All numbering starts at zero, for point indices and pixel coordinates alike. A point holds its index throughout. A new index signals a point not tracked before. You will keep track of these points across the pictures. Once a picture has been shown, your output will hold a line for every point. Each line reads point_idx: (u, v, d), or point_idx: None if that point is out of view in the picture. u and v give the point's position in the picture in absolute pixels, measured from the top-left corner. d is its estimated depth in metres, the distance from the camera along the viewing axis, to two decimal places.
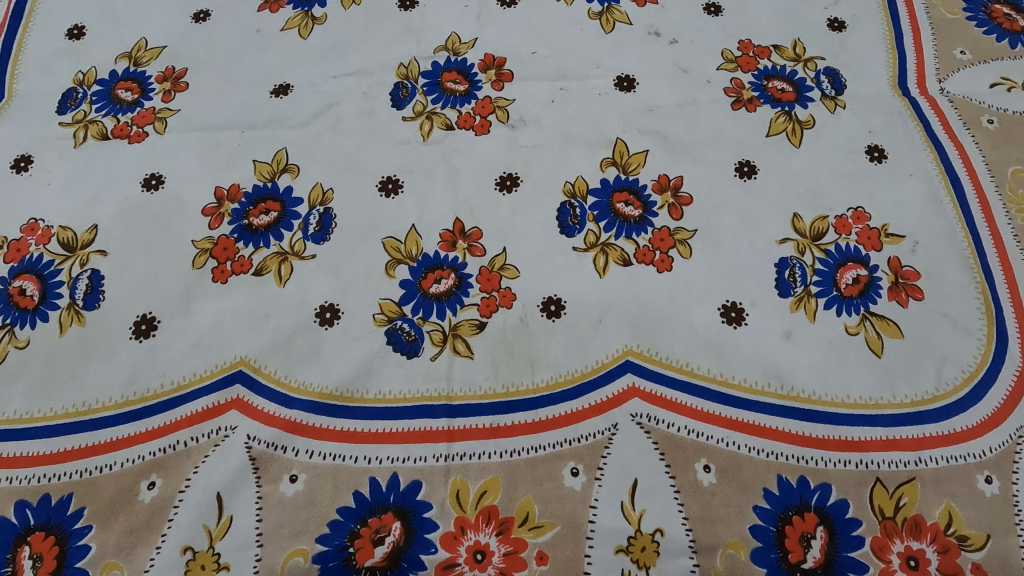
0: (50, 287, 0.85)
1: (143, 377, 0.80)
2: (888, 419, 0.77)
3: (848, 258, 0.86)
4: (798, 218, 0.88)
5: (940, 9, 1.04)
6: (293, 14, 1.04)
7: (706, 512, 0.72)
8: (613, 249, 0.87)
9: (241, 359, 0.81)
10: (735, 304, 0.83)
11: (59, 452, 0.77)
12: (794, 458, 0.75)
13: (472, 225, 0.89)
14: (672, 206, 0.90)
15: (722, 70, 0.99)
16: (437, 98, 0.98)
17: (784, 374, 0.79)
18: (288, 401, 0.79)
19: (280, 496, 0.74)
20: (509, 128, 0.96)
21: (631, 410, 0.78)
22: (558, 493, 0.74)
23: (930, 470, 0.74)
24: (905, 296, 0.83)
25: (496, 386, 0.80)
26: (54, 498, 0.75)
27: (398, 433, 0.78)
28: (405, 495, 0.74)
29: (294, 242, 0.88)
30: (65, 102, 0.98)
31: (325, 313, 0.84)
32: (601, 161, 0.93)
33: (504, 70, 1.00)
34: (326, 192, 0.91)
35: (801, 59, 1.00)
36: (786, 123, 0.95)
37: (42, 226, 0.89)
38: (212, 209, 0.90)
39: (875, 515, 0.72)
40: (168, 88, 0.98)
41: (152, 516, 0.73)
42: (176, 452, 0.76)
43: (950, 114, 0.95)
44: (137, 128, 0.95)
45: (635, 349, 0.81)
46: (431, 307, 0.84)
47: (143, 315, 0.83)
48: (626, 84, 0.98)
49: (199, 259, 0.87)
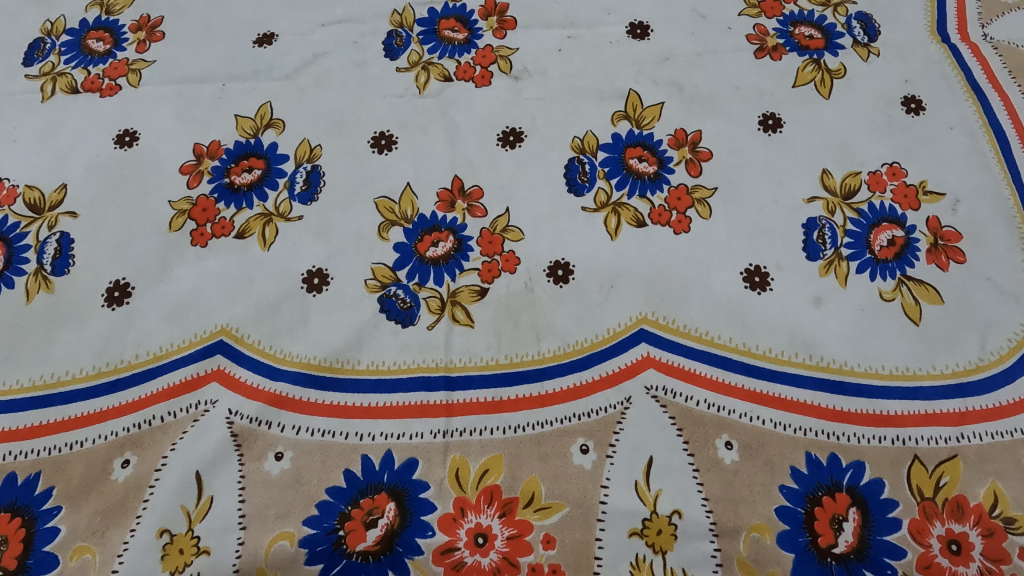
0: (16, 252, 0.79)
1: (116, 348, 0.74)
2: (927, 391, 0.70)
3: (882, 218, 0.79)
4: (828, 174, 0.81)
5: None
6: None
7: (727, 492, 0.66)
8: (626, 209, 0.80)
9: (222, 328, 0.75)
10: (759, 268, 0.76)
11: (26, 428, 0.71)
12: (824, 434, 0.69)
13: (472, 184, 0.82)
14: (690, 162, 0.82)
15: (744, 15, 0.91)
16: (434, 47, 0.90)
17: (813, 344, 0.73)
18: (273, 373, 0.73)
19: (264, 475, 0.68)
20: (512, 79, 0.88)
21: (645, 383, 0.72)
22: (567, 472, 0.68)
23: (973, 447, 0.68)
24: (945, 259, 0.76)
25: (497, 357, 0.73)
26: (21, 477, 0.69)
27: (393, 408, 0.72)
28: (400, 474, 0.68)
29: (279, 202, 0.81)
30: (32, 53, 0.90)
31: (313, 279, 0.77)
32: (613, 114, 0.86)
33: (507, 17, 0.92)
34: (314, 148, 0.84)
35: (831, 4, 0.91)
36: (814, 72, 0.87)
37: (7, 186, 0.82)
38: (190, 167, 0.83)
39: (913, 496, 0.66)
40: (142, 38, 0.91)
41: (126, 496, 0.67)
42: (152, 428, 0.70)
43: (994, 61, 0.87)
44: (109, 80, 0.88)
45: (649, 317, 0.75)
46: (427, 272, 0.77)
47: (116, 281, 0.77)
48: (640, 31, 0.90)
49: (176, 221, 0.80)
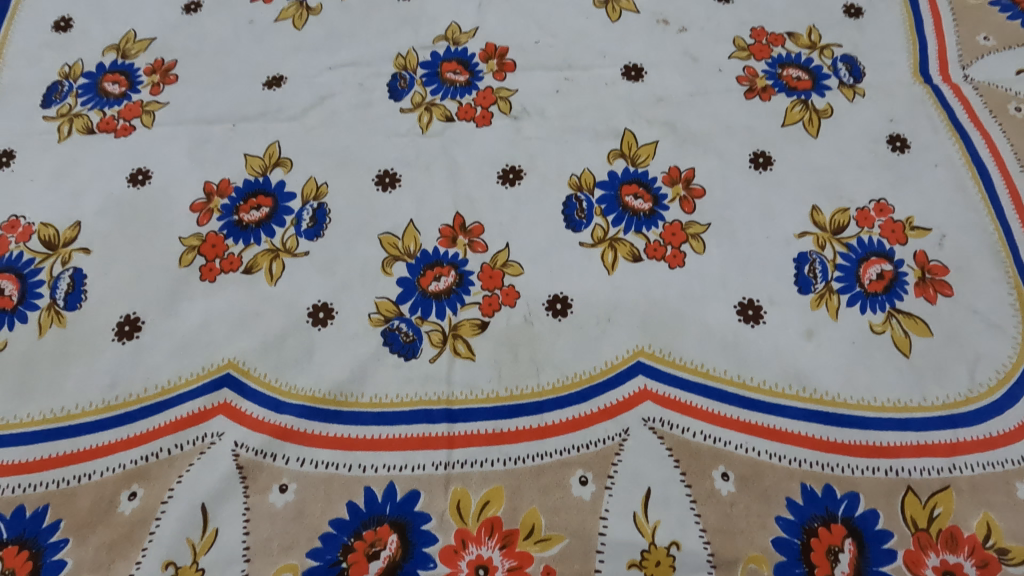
0: (30, 287, 0.81)
1: (125, 381, 0.76)
2: (919, 422, 0.72)
3: (871, 252, 0.81)
4: (817, 210, 0.84)
5: None
6: (287, 5, 1.01)
7: (724, 523, 0.67)
8: (622, 244, 0.82)
9: (229, 361, 0.77)
10: (752, 301, 0.78)
11: (35, 461, 0.72)
12: (819, 465, 0.70)
13: (473, 220, 0.85)
14: (683, 199, 0.85)
15: (734, 58, 0.95)
16: (437, 89, 0.94)
17: (806, 376, 0.74)
18: (278, 406, 0.75)
19: (269, 507, 0.69)
20: (511, 119, 0.91)
21: (643, 414, 0.73)
22: (566, 504, 0.69)
23: (966, 477, 0.69)
24: (933, 292, 0.78)
25: (498, 390, 0.75)
26: (29, 510, 0.70)
27: (395, 440, 0.73)
28: (402, 506, 0.69)
29: (285, 238, 0.84)
30: (50, 96, 0.94)
31: (318, 313, 0.79)
32: (608, 153, 0.89)
33: (506, 59, 0.96)
34: (320, 186, 0.87)
35: (817, 47, 0.96)
36: (802, 112, 0.90)
37: (23, 223, 0.85)
38: (200, 205, 0.86)
39: (908, 526, 0.67)
40: (157, 81, 0.95)
41: (132, 528, 0.69)
42: (159, 461, 0.72)
43: (975, 102, 0.90)
44: (124, 121, 0.92)
45: (646, 349, 0.76)
46: (430, 306, 0.80)
47: (127, 316, 0.79)
48: (634, 73, 0.94)
49: (187, 257, 0.83)
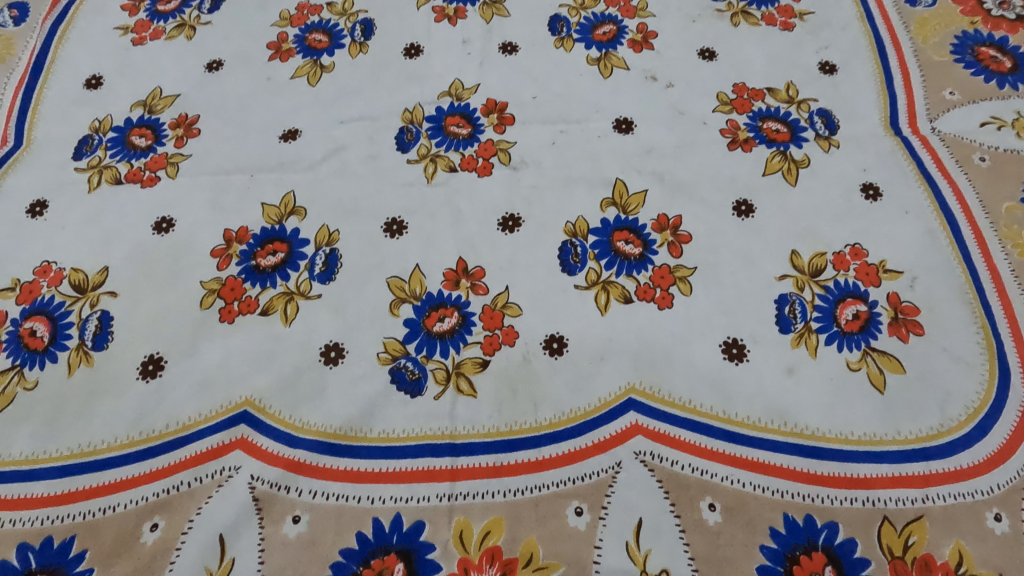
0: (60, 328, 0.86)
1: (149, 418, 0.81)
2: (893, 455, 0.77)
3: (847, 294, 0.87)
4: (797, 254, 0.90)
5: (929, 52, 1.08)
6: (303, 63, 1.09)
7: (711, 552, 0.72)
8: (615, 286, 0.88)
9: (246, 399, 0.82)
10: (736, 341, 0.84)
11: (63, 494, 0.77)
12: (800, 495, 0.74)
13: (475, 264, 0.90)
14: (671, 244, 0.91)
15: (717, 112, 1.02)
16: (441, 141, 1.01)
17: (787, 411, 0.79)
18: (292, 441, 0.80)
19: (283, 537, 0.74)
20: (510, 170, 0.98)
21: (634, 448, 0.78)
22: (563, 533, 0.73)
23: (938, 507, 0.73)
24: (905, 331, 0.84)
25: (499, 425, 0.80)
26: (56, 540, 0.74)
27: (402, 473, 0.77)
28: (408, 536, 0.74)
29: (300, 282, 0.89)
30: (81, 148, 1.01)
31: (330, 352, 0.85)
32: (601, 200, 0.95)
33: (506, 114, 1.03)
34: (332, 233, 0.93)
35: (794, 101, 1.03)
36: (781, 162, 0.97)
37: (55, 268, 0.91)
38: (220, 250, 0.92)
39: (884, 554, 0.71)
40: (180, 134, 1.02)
41: (154, 558, 0.73)
42: (179, 493, 0.76)
43: (942, 152, 0.97)
44: (150, 172, 0.98)
45: (637, 387, 0.81)
46: (435, 345, 0.85)
47: (151, 355, 0.84)
48: (625, 126, 1.01)
49: (207, 300, 0.88)
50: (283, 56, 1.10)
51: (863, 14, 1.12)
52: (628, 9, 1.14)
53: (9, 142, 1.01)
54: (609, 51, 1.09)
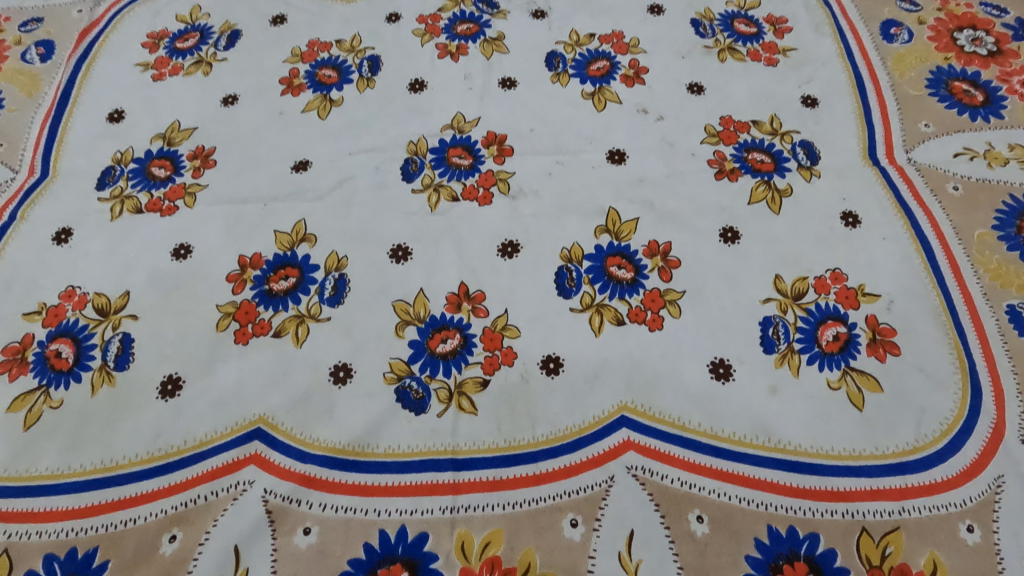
0: (84, 350, 0.91)
1: (168, 435, 0.85)
2: (871, 469, 0.81)
3: (828, 316, 0.92)
4: (780, 279, 0.95)
5: (905, 86, 1.14)
6: (313, 98, 1.15)
7: (699, 561, 0.76)
8: (608, 309, 0.93)
9: (260, 417, 0.87)
10: (723, 361, 0.89)
11: (86, 507, 0.81)
12: (783, 508, 0.79)
13: (476, 288, 0.96)
14: (662, 269, 0.97)
15: (705, 143, 1.08)
16: (444, 172, 1.07)
17: (771, 428, 0.84)
18: (303, 456, 0.84)
19: (294, 548, 0.78)
20: (509, 199, 1.04)
21: (626, 463, 0.82)
22: (559, 544, 0.77)
23: (914, 519, 0.78)
24: (883, 352, 0.89)
25: (498, 441, 0.84)
26: (80, 551, 0.78)
27: (406, 487, 0.82)
28: (413, 546, 0.78)
29: (310, 305, 0.95)
30: (104, 179, 1.07)
31: (339, 372, 0.90)
32: (595, 228, 1.01)
33: (505, 145, 1.09)
34: (341, 259, 0.99)
35: (778, 133, 1.09)
36: (766, 192, 1.03)
37: (79, 293, 0.96)
38: (235, 276, 0.97)
39: (863, 563, 0.75)
40: (198, 165, 1.08)
41: (173, 568, 0.77)
42: (196, 506, 0.81)
43: (917, 182, 1.03)
44: (169, 202, 1.04)
45: (629, 405, 0.86)
46: (438, 365, 0.90)
47: (170, 375, 0.89)
48: (617, 157, 1.07)
49: (223, 322, 0.94)
50: (294, 91, 1.16)
51: (843, 50, 1.19)
52: (621, 46, 1.20)
53: (36, 173, 1.07)
54: (603, 85, 1.15)
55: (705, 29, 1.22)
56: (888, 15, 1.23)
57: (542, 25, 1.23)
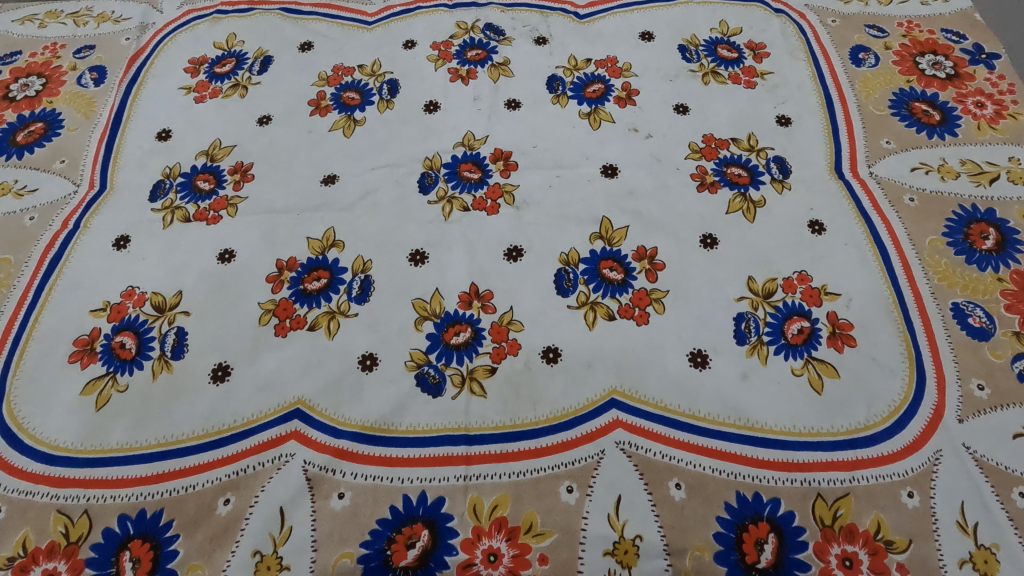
0: (144, 341, 1.05)
1: (220, 414, 0.99)
2: (828, 444, 0.94)
3: (793, 312, 1.05)
4: (753, 279, 1.08)
5: (871, 107, 1.26)
6: (339, 118, 1.29)
7: (677, 521, 0.89)
8: (600, 306, 1.06)
9: (298, 399, 1.00)
10: (700, 351, 1.02)
11: (152, 475, 0.94)
12: (750, 477, 0.92)
13: (485, 288, 1.09)
14: (649, 271, 1.10)
15: (689, 159, 1.21)
16: (456, 185, 1.20)
17: (741, 409, 0.97)
18: (336, 433, 0.97)
19: (330, 509, 0.91)
20: (514, 209, 1.17)
21: (616, 438, 0.95)
22: (556, 506, 0.90)
23: (862, 486, 0.90)
24: (841, 343, 1.01)
25: (505, 419, 0.97)
26: (148, 512, 0.92)
27: (426, 458, 0.95)
28: (432, 508, 0.91)
29: (340, 303, 1.08)
30: (156, 192, 1.21)
31: (366, 360, 1.03)
32: (590, 235, 1.14)
33: (511, 161, 1.22)
34: (366, 262, 1.12)
35: (754, 149, 1.22)
36: (742, 202, 1.16)
37: (138, 291, 1.10)
38: (274, 277, 1.11)
39: (817, 523, 0.88)
40: (238, 179, 1.22)
41: (228, 526, 0.90)
42: (246, 475, 0.94)
43: (878, 193, 1.15)
44: (214, 212, 1.18)
45: (619, 389, 0.99)
46: (452, 355, 1.03)
47: (219, 363, 1.03)
48: (610, 171, 1.20)
49: (264, 318, 1.07)
50: (322, 111, 1.30)
51: (815, 74, 1.31)
52: (615, 70, 1.33)
53: (95, 186, 1.21)
54: (598, 106, 1.28)
55: (690, 54, 1.35)
56: (857, 41, 1.36)
57: (544, 51, 1.37)
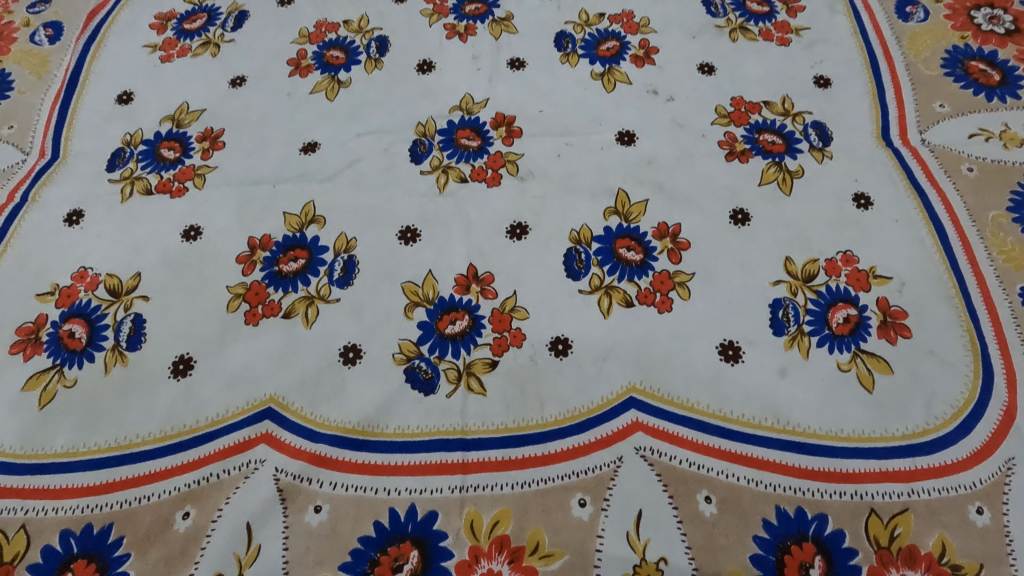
0: (97, 330, 0.92)
1: (180, 414, 0.86)
2: (881, 451, 0.81)
3: (838, 298, 0.91)
4: (790, 261, 0.94)
5: (920, 66, 1.12)
6: (321, 79, 1.15)
7: (707, 541, 0.76)
8: (617, 291, 0.93)
9: (270, 397, 0.87)
10: (732, 342, 0.88)
11: (101, 484, 0.82)
12: (792, 489, 0.79)
13: (484, 270, 0.96)
14: (671, 251, 0.96)
15: (715, 124, 1.07)
16: (452, 153, 1.06)
17: (780, 410, 0.84)
18: (314, 436, 0.85)
19: (305, 525, 0.79)
20: (518, 180, 1.03)
21: (635, 444, 0.82)
22: (567, 523, 0.78)
23: (922, 501, 0.78)
24: (894, 334, 0.88)
25: (507, 421, 0.85)
26: (95, 527, 0.80)
27: (416, 466, 0.82)
28: (422, 525, 0.79)
29: (320, 287, 0.95)
30: (114, 161, 1.07)
31: (348, 353, 0.90)
32: (604, 210, 1.00)
33: (514, 127, 1.08)
34: (350, 241, 0.99)
35: (790, 114, 1.08)
36: (777, 173, 1.02)
37: (91, 273, 0.97)
38: (245, 257, 0.98)
39: (871, 545, 0.75)
40: (207, 147, 1.08)
41: (186, 544, 0.78)
42: (209, 484, 0.82)
43: (931, 163, 1.01)
44: (178, 183, 1.04)
45: (638, 386, 0.86)
46: (446, 346, 0.90)
47: (181, 355, 0.90)
48: (627, 138, 1.06)
49: (233, 303, 0.94)
50: (302, 71, 1.16)
51: (856, 30, 1.17)
52: (631, 26, 1.19)
53: (46, 155, 1.08)
54: (613, 66, 1.14)
55: (716, 8, 1.20)
56: None
57: (552, 5, 1.22)
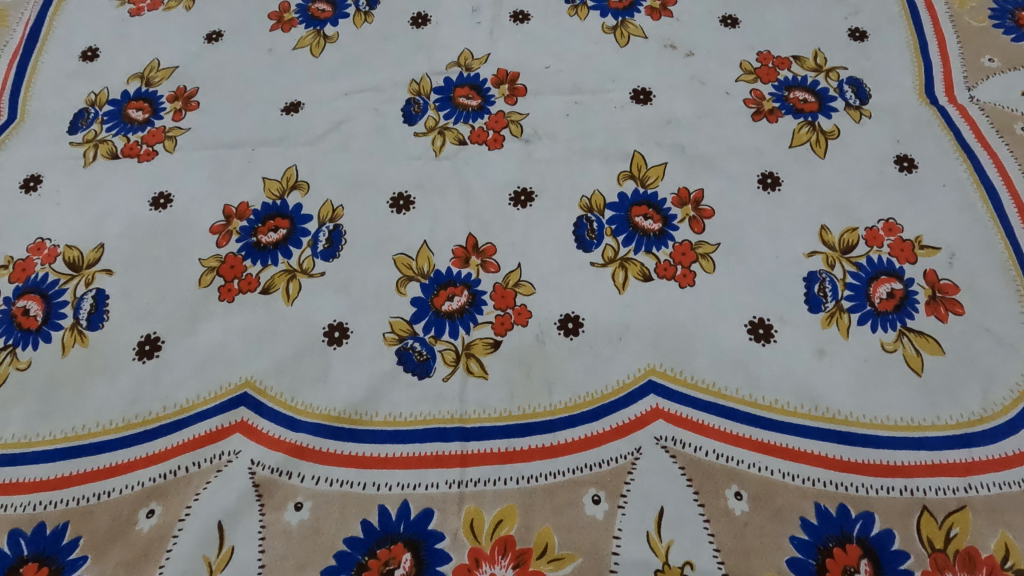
0: (54, 307, 0.83)
1: (145, 400, 0.77)
2: (933, 441, 0.72)
3: (881, 271, 0.82)
4: (826, 230, 0.85)
5: (966, 18, 1.01)
6: (305, 33, 1.05)
7: (737, 542, 0.67)
8: (633, 264, 0.84)
9: (246, 381, 0.78)
10: (763, 320, 0.79)
11: (57, 478, 0.73)
12: (832, 484, 0.70)
13: (485, 241, 0.86)
14: (693, 219, 0.87)
15: (740, 81, 0.97)
16: (449, 113, 0.96)
17: (818, 396, 0.74)
18: (295, 425, 0.76)
19: (284, 524, 0.70)
20: (522, 142, 0.93)
21: (655, 433, 0.73)
22: (579, 522, 0.69)
23: (981, 497, 0.69)
24: (944, 311, 0.79)
25: (511, 408, 0.76)
26: (49, 527, 0.71)
27: (409, 458, 0.74)
28: (416, 524, 0.70)
29: (302, 259, 0.85)
30: (77, 123, 0.97)
31: (333, 332, 0.81)
32: (618, 174, 0.90)
33: (518, 84, 0.98)
34: (336, 209, 0.89)
35: (823, 70, 0.97)
36: (809, 134, 0.92)
37: (49, 245, 0.87)
38: (220, 227, 0.88)
39: (924, 547, 0.66)
40: (179, 107, 0.98)
41: (150, 545, 0.69)
42: (176, 478, 0.73)
43: (981, 122, 0.91)
44: (147, 147, 0.95)
45: (657, 368, 0.77)
46: (443, 325, 0.81)
47: (147, 335, 0.81)
48: (643, 97, 0.96)
49: (206, 277, 0.85)
50: (284, 25, 1.05)
51: None
52: None
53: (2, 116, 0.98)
54: (626, 19, 1.03)
55: None
56: None
57: None
